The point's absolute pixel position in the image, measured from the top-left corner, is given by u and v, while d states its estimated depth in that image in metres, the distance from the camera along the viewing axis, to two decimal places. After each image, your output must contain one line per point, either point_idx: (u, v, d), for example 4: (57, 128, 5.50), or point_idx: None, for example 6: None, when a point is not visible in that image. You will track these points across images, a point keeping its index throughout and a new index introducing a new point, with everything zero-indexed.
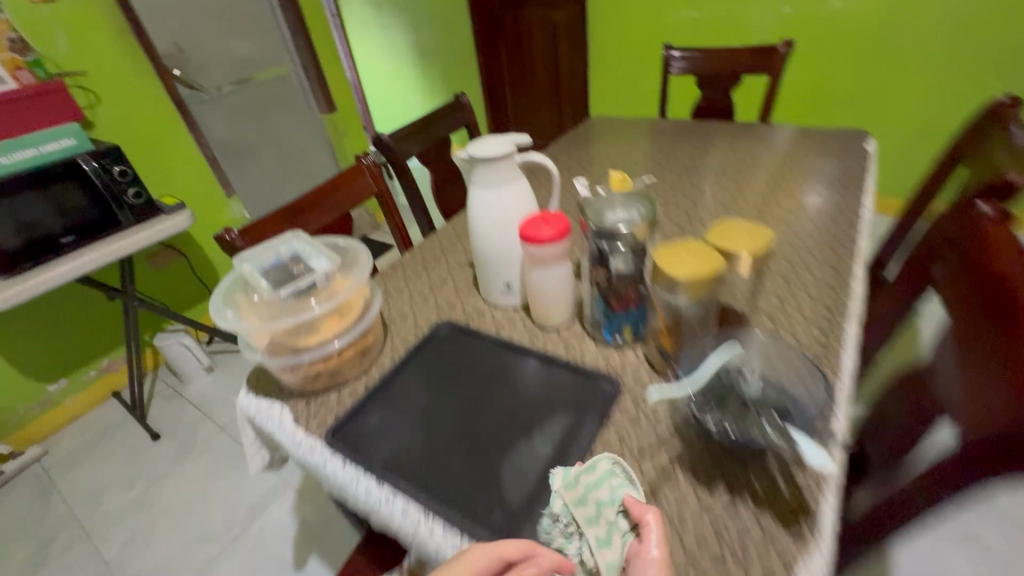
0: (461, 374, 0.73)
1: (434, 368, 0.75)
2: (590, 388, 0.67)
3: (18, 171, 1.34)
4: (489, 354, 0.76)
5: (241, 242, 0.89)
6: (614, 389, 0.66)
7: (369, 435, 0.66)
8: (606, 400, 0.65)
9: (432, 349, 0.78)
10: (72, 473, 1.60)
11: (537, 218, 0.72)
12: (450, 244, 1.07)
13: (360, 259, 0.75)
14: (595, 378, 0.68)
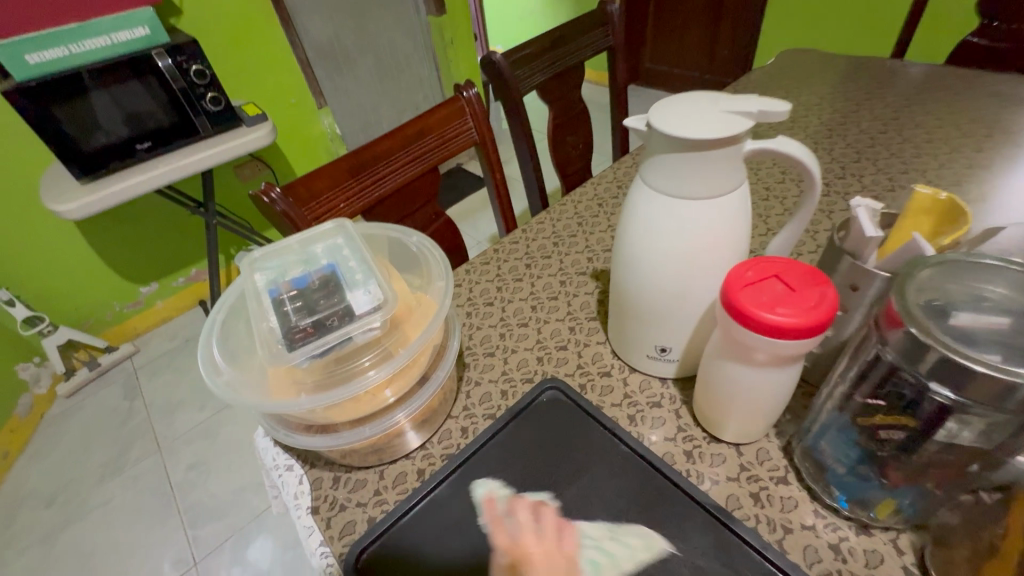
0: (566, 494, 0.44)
1: (525, 467, 0.46)
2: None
3: (92, 62, 1.19)
4: (618, 469, 0.46)
5: (285, 205, 0.64)
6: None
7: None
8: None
9: (527, 427, 0.49)
10: (156, 379, 1.63)
11: (766, 276, 0.37)
12: (567, 234, 0.75)
13: (434, 284, 0.46)
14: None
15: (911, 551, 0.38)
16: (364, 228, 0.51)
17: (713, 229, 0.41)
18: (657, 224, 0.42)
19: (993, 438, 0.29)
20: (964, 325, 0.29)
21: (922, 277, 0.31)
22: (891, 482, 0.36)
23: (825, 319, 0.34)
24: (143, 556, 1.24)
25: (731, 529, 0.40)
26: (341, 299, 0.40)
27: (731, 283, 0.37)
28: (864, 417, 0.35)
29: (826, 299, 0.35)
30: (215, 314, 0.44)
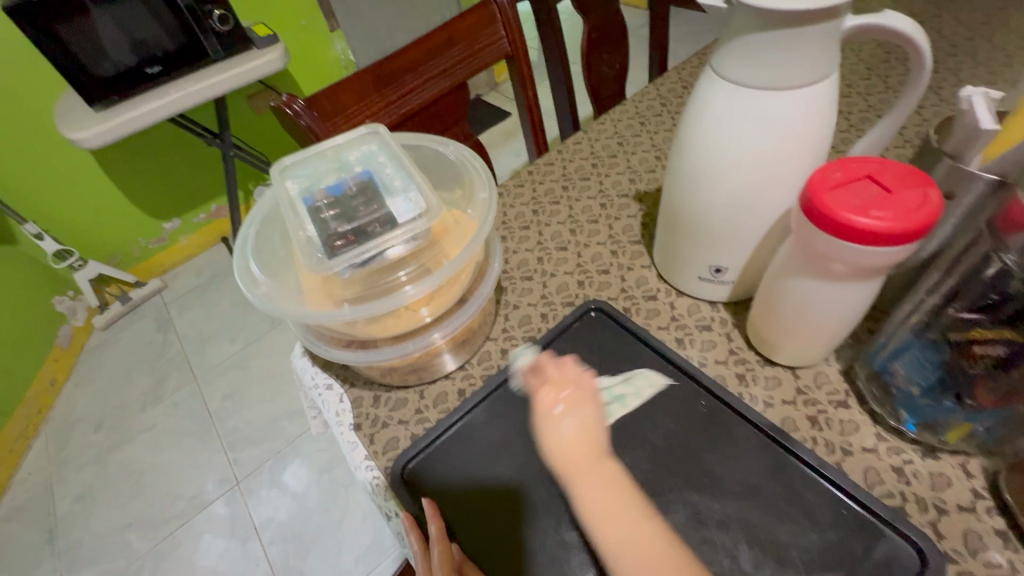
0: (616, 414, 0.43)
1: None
2: (868, 546, 0.35)
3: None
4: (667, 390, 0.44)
5: (309, 119, 0.60)
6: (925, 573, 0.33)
7: (451, 490, 0.41)
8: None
9: (572, 347, 0.48)
10: (186, 313, 1.66)
11: (859, 177, 0.32)
12: (607, 154, 0.70)
13: (476, 196, 0.42)
14: (880, 526, 0.35)
15: (982, 476, 0.37)
16: (398, 137, 0.47)
17: (793, 129, 0.37)
18: (730, 122, 0.38)
19: None
20: None
21: None
22: (975, 404, 0.34)
23: (928, 221, 0.30)
24: (189, 475, 1.32)
25: (785, 447, 0.39)
26: (379, 206, 0.37)
27: (816, 185, 0.33)
28: (958, 334, 0.32)
29: (929, 200, 0.31)
30: (248, 225, 0.42)
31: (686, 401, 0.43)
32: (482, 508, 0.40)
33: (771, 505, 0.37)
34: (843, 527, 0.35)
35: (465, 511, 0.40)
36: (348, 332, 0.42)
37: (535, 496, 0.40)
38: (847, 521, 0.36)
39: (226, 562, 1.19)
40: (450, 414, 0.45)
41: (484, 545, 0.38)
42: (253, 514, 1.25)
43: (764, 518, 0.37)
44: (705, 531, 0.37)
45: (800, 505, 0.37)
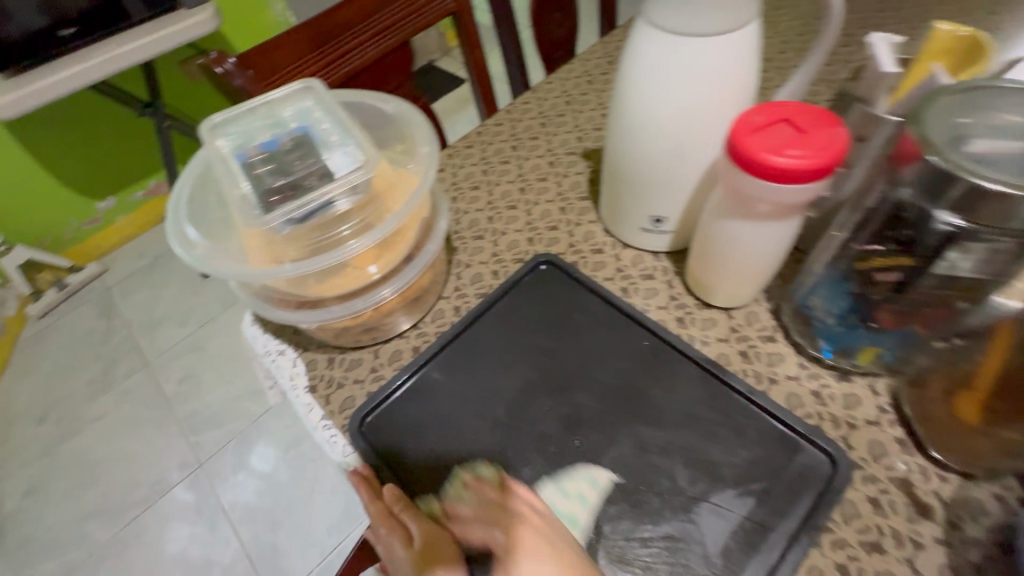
0: (564, 362, 0.45)
1: (518, 338, 0.47)
2: (787, 453, 0.38)
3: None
4: (610, 336, 0.46)
5: (243, 79, 0.57)
6: (834, 473, 0.37)
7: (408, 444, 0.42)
8: (814, 487, 0.37)
9: (520, 300, 0.49)
10: (130, 297, 1.58)
11: (777, 120, 0.34)
12: (555, 113, 0.70)
13: (417, 151, 0.42)
14: (796, 437, 0.39)
15: (887, 394, 0.41)
16: (338, 93, 0.46)
17: (719, 76, 0.38)
18: (661, 71, 0.39)
19: (991, 267, 0.29)
20: (979, 149, 0.28)
21: (942, 104, 0.29)
22: (879, 328, 0.37)
23: (834, 159, 0.33)
24: (149, 461, 1.29)
25: (717, 374, 0.43)
26: (315, 161, 0.36)
27: (738, 129, 0.35)
28: (862, 264, 0.35)
29: (836, 139, 0.33)
30: (179, 185, 0.40)
31: (628, 343, 0.46)
32: (436, 456, 0.42)
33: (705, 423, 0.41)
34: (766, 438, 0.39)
35: (420, 462, 0.41)
36: (294, 292, 0.42)
37: (489, 440, 0.42)
38: (770, 434, 0.40)
39: (195, 546, 1.18)
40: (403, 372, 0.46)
41: (439, 490, 0.40)
42: (220, 497, 1.24)
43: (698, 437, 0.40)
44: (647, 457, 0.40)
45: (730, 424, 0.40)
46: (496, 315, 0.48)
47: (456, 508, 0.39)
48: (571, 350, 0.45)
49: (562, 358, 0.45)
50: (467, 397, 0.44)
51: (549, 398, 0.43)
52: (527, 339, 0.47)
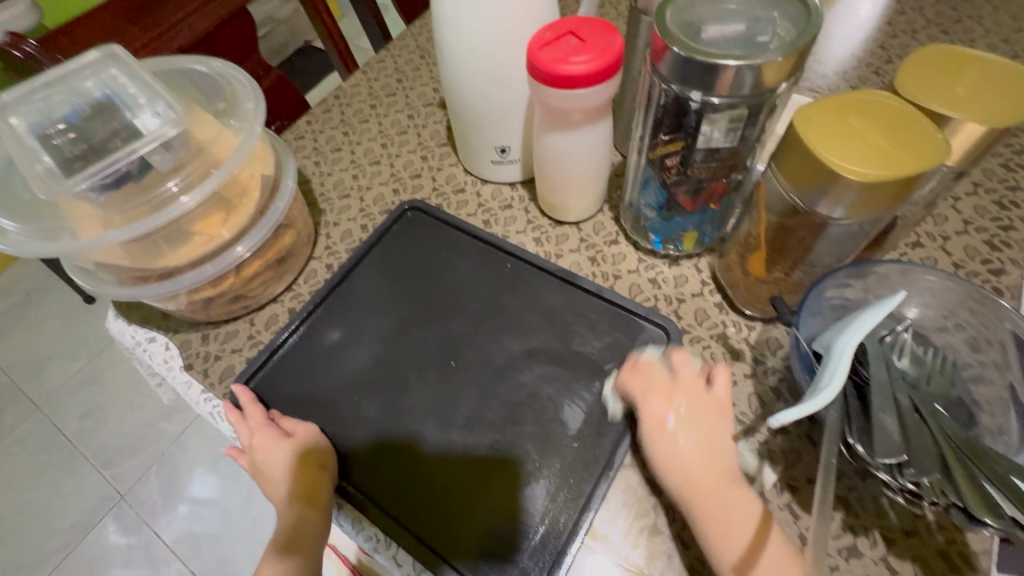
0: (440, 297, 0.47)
1: (392, 282, 0.48)
2: (637, 358, 0.42)
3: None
4: (472, 262, 0.48)
5: (51, 60, 0.53)
6: (669, 343, 0.41)
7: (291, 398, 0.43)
8: (656, 353, 0.41)
9: (397, 249, 0.50)
10: (4, 340, 1.41)
11: (561, 34, 0.38)
12: (410, 67, 0.71)
13: (242, 107, 0.42)
14: (638, 318, 0.43)
15: (707, 269, 0.47)
16: (149, 62, 0.45)
17: (517, 1, 0.41)
18: (465, 3, 0.42)
19: (737, 133, 0.35)
20: (711, 35, 0.33)
21: (680, 1, 0.34)
22: (684, 210, 0.43)
23: (613, 60, 0.37)
24: (63, 506, 1.20)
25: (570, 281, 0.46)
26: (122, 124, 0.37)
27: (532, 46, 0.38)
28: (655, 156, 0.40)
29: (612, 45, 0.38)
30: None
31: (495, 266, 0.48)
32: (323, 411, 0.42)
33: (568, 331, 0.43)
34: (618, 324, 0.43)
35: (307, 418, 0.42)
36: (136, 267, 0.41)
37: (371, 376, 0.43)
38: (624, 340, 0.43)
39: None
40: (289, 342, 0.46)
41: (329, 436, 0.41)
42: (159, 534, 1.17)
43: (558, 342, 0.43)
44: (514, 358, 0.43)
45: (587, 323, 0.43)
46: (372, 266, 0.49)
47: (345, 445, 0.40)
48: (446, 282, 0.47)
49: (436, 292, 0.47)
50: (347, 346, 0.45)
51: (424, 328, 0.45)
52: (402, 283, 0.48)
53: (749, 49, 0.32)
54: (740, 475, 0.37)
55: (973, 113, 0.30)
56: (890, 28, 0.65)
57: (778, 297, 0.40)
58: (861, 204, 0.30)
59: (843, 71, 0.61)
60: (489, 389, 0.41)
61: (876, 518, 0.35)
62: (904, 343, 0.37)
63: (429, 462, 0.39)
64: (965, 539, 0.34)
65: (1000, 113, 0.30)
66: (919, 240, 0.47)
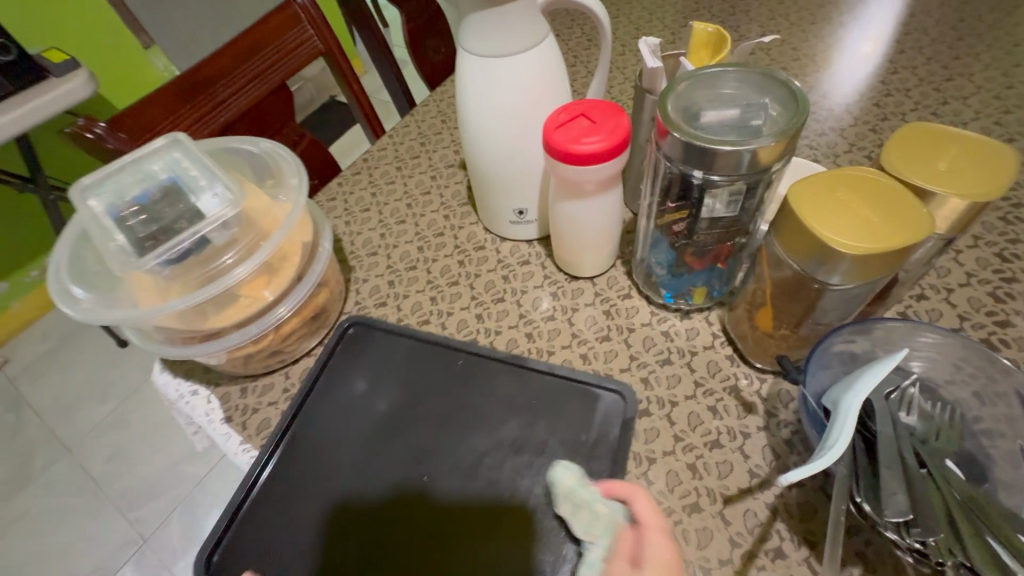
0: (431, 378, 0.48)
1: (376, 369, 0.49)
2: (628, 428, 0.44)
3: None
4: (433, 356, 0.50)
5: (116, 139, 0.59)
6: (626, 408, 0.44)
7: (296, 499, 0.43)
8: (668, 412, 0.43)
9: (349, 360, 0.50)
10: (40, 384, 1.47)
11: (572, 116, 0.43)
12: (433, 131, 0.77)
13: (287, 182, 0.47)
14: (593, 387, 0.46)
15: (718, 322, 0.50)
16: (206, 143, 0.50)
17: (532, 85, 0.46)
18: (486, 89, 0.46)
19: (738, 204, 0.38)
20: (709, 120, 0.36)
21: (679, 90, 0.38)
22: (693, 269, 0.46)
23: (622, 139, 0.41)
24: (86, 550, 1.21)
25: (520, 363, 0.48)
26: (186, 205, 0.42)
27: (547, 127, 0.42)
28: (662, 222, 0.43)
29: (620, 125, 0.42)
30: (58, 254, 0.43)
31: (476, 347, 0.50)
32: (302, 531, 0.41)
33: (558, 411, 0.45)
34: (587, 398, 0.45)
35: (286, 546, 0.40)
36: (188, 329, 0.45)
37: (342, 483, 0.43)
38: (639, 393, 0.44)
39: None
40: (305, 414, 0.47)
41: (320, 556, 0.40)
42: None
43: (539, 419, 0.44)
44: (489, 442, 0.44)
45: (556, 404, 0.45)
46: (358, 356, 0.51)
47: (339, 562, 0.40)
48: (438, 358, 0.50)
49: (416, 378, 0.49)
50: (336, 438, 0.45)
51: (422, 407, 0.47)
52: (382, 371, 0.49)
53: (744, 133, 0.35)
54: (757, 529, 0.38)
55: (957, 188, 0.33)
56: (884, 86, 0.69)
57: (782, 355, 0.42)
58: (856, 271, 0.33)
59: (841, 128, 0.65)
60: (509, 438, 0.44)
61: (895, 575, 0.35)
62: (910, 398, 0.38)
63: (461, 535, 0.40)
64: None
65: (981, 185, 0.33)
66: (923, 292, 0.48)
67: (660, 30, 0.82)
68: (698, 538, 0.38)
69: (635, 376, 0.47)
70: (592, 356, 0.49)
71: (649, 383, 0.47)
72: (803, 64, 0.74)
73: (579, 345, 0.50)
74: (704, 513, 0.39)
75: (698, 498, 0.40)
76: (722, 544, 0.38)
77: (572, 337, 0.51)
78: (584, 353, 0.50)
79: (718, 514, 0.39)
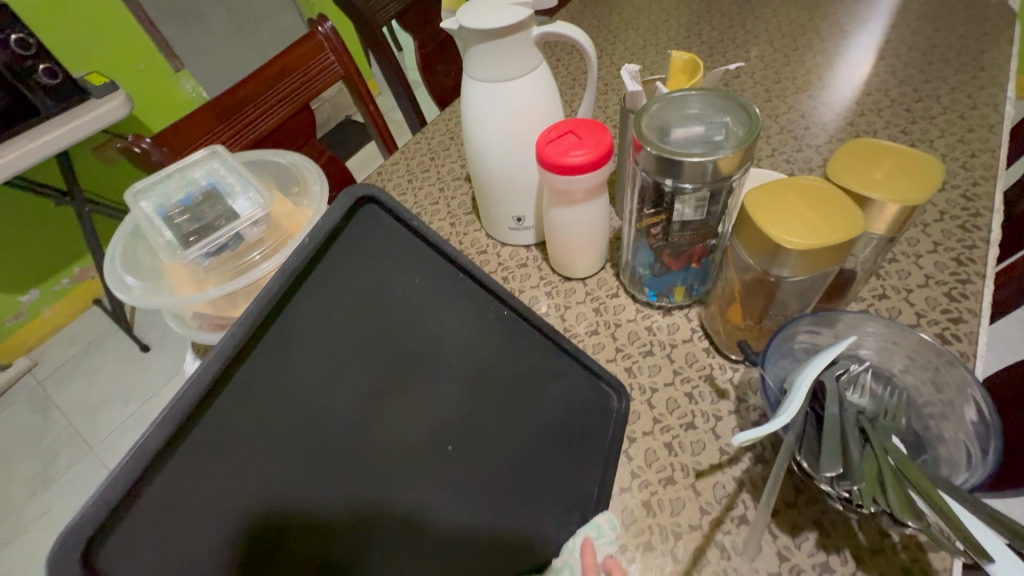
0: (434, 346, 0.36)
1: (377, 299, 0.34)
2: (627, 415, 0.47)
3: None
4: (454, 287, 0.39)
5: (159, 154, 0.66)
6: (620, 404, 0.46)
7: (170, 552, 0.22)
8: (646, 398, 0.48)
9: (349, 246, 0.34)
10: (67, 387, 1.55)
11: (561, 134, 0.48)
12: (441, 148, 0.83)
13: (311, 190, 0.53)
14: (606, 388, 0.46)
15: (696, 318, 0.54)
16: (240, 155, 0.57)
17: (527, 106, 0.52)
18: (486, 110, 0.53)
19: (704, 209, 0.43)
20: (677, 137, 0.42)
21: (652, 110, 0.43)
22: (671, 268, 0.51)
23: (604, 153, 0.47)
24: None
25: (552, 341, 0.44)
26: (223, 208, 0.48)
27: (539, 142, 0.48)
28: (642, 226, 0.49)
29: (603, 141, 0.47)
30: (113, 247, 0.50)
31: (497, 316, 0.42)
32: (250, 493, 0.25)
33: (576, 404, 0.44)
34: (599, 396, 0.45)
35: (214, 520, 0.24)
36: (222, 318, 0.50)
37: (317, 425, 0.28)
38: None
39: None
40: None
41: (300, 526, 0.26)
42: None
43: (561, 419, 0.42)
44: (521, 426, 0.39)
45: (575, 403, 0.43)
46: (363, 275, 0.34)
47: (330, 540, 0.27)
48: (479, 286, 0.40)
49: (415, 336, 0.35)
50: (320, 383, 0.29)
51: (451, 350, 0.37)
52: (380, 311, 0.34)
53: (707, 147, 0.41)
54: (724, 499, 0.43)
55: (889, 194, 0.38)
56: (858, 107, 0.74)
57: (745, 343, 0.47)
58: (802, 265, 0.38)
59: (817, 144, 0.70)
60: None
61: (847, 539, 0.39)
62: (861, 381, 0.42)
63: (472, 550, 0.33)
64: (928, 558, 0.38)
65: (909, 191, 0.38)
66: (884, 292, 0.53)
67: (653, 56, 0.89)
68: (671, 506, 0.43)
69: (619, 366, 0.52)
70: (581, 348, 0.54)
71: (632, 372, 0.52)
72: (784, 87, 0.80)
73: (569, 339, 0.55)
74: (677, 485, 0.44)
75: (673, 472, 0.45)
76: (693, 512, 0.42)
77: (563, 332, 0.56)
78: (574, 345, 0.55)
79: (690, 486, 0.44)
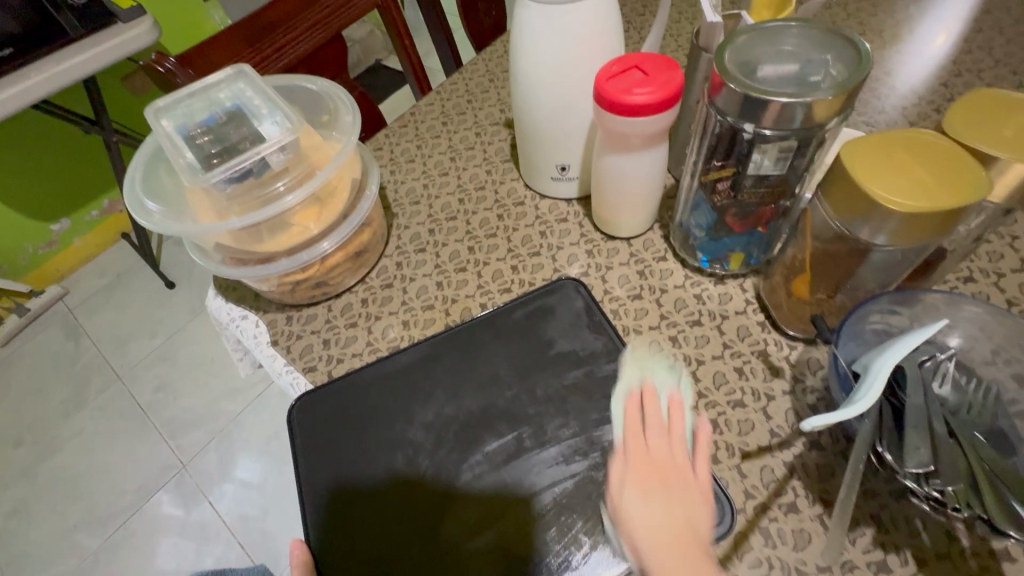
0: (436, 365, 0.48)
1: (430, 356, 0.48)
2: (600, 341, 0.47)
3: None
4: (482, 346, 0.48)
5: (183, 77, 0.63)
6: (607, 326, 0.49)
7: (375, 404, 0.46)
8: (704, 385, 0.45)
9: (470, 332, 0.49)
10: (96, 316, 1.59)
11: (621, 69, 0.43)
12: (479, 88, 0.77)
13: (342, 120, 0.50)
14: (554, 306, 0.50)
15: (752, 290, 0.49)
16: (270, 79, 0.53)
17: (584, 36, 0.46)
18: (539, 39, 0.47)
19: (786, 162, 0.38)
20: (767, 74, 0.36)
21: (738, 42, 0.37)
22: (733, 231, 0.46)
23: (673, 91, 0.41)
24: (133, 468, 1.32)
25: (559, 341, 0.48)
26: (249, 129, 0.45)
27: (599, 77, 0.43)
28: (707, 179, 0.43)
29: (673, 79, 0.42)
30: (134, 169, 0.48)
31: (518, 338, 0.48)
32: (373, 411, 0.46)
33: (529, 348, 0.48)
34: (582, 330, 0.48)
35: (365, 409, 0.46)
36: (241, 250, 0.47)
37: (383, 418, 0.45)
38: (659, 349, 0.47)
39: (185, 559, 1.20)
40: (353, 359, 0.52)
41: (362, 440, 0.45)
42: (211, 508, 1.26)
43: (504, 359, 0.47)
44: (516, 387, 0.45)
45: (536, 343, 0.48)
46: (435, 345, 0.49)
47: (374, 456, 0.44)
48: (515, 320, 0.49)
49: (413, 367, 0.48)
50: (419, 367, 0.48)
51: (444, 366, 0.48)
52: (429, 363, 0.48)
53: (802, 87, 0.35)
54: (773, 484, 0.40)
55: (1019, 155, 0.32)
56: (954, 67, 0.66)
57: (819, 317, 0.42)
58: (901, 232, 0.33)
59: (904, 107, 0.62)
60: (528, 373, 0.46)
61: (908, 538, 0.36)
62: (943, 370, 0.37)
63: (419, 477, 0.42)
64: (1000, 567, 0.35)
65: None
66: (971, 275, 0.47)
67: None
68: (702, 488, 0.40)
69: (663, 334, 0.48)
70: (622, 312, 0.50)
71: (677, 342, 0.48)
72: (869, 39, 0.71)
73: (610, 300, 0.51)
74: (721, 465, 0.41)
75: (717, 451, 0.41)
76: (736, 494, 0.40)
77: (604, 294, 0.52)
78: (615, 308, 0.51)
79: (734, 468, 0.41)
